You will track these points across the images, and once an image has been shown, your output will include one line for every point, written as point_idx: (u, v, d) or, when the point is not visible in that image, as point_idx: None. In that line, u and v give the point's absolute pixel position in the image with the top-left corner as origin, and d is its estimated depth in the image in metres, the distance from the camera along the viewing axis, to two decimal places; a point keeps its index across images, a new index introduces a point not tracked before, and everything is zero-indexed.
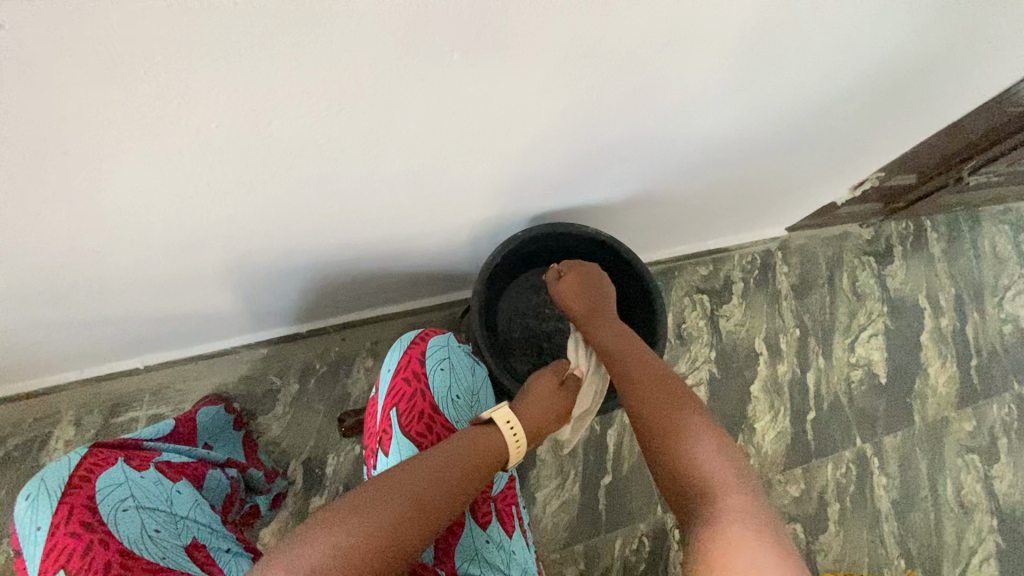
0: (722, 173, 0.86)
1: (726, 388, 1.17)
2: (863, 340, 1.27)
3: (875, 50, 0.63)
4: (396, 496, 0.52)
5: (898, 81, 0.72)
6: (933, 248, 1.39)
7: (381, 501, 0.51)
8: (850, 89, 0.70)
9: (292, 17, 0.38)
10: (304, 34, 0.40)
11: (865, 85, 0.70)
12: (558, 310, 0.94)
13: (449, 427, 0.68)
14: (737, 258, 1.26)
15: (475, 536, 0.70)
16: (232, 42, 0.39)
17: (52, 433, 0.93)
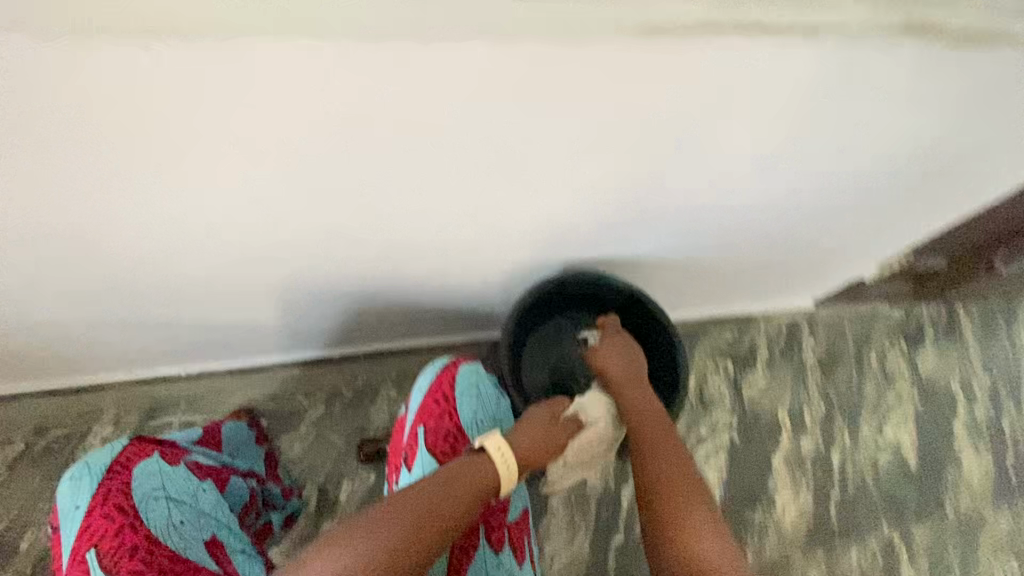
0: (751, 239, 0.89)
1: (746, 457, 1.15)
2: (891, 422, 1.24)
3: (903, 134, 0.66)
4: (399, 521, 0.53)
5: (927, 165, 0.75)
6: (967, 334, 1.37)
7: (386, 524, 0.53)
8: (879, 169, 0.74)
9: (377, 68, 0.44)
10: (385, 84, 0.46)
11: (894, 166, 0.74)
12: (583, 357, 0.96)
13: None
14: (763, 325, 1.26)
15: (487, 560, 0.70)
16: (324, 86, 0.45)
17: (91, 429, 0.97)
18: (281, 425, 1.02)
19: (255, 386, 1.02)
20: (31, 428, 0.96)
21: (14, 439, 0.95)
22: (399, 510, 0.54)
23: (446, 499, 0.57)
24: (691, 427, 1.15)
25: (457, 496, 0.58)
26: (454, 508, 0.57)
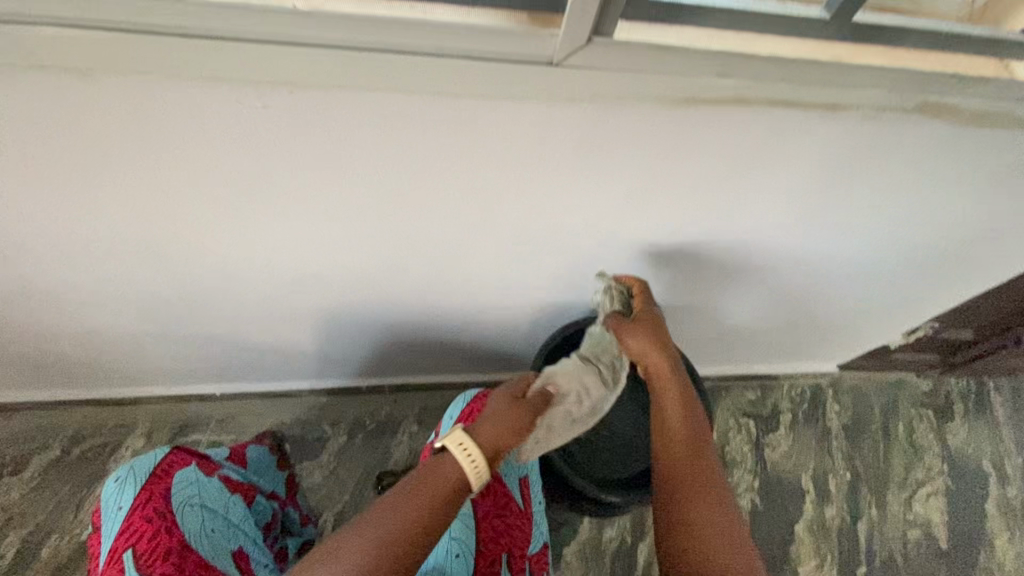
0: (776, 298, 0.92)
1: (769, 523, 1.12)
2: (920, 497, 1.20)
3: (925, 206, 0.70)
4: (357, 549, 0.51)
5: (950, 237, 0.78)
6: (998, 411, 1.34)
7: (346, 552, 0.51)
8: (902, 238, 0.77)
9: (449, 127, 0.50)
10: (452, 138, 0.51)
11: (917, 237, 0.77)
12: None
13: (496, 477, 0.74)
14: (786, 388, 1.26)
15: None
16: (397, 139, 0.50)
17: (123, 441, 1.01)
18: (304, 453, 1.04)
19: (284, 411, 1.05)
20: (68, 436, 0.99)
21: (50, 445, 0.99)
22: (367, 527, 0.53)
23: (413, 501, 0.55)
24: None
25: (428, 493, 0.56)
26: (427, 506, 0.55)
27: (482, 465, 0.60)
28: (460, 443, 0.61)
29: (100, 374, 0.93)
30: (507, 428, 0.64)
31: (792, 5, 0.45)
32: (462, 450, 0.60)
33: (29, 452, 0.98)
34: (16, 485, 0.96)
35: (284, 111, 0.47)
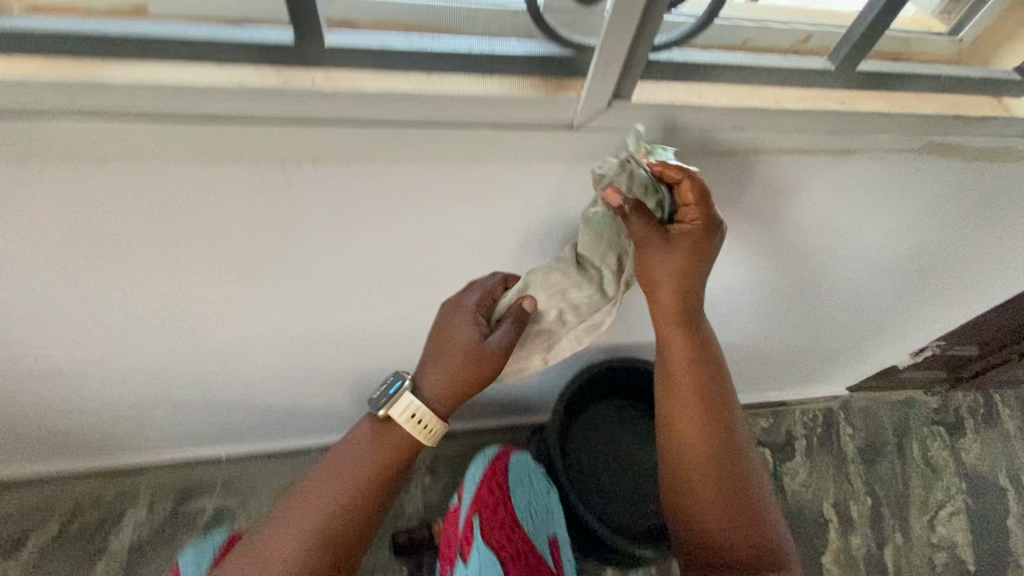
0: (786, 328, 0.92)
1: (795, 557, 1.09)
2: (944, 519, 1.18)
3: (930, 235, 0.71)
4: (317, 510, 0.57)
5: (954, 262, 0.80)
6: (1009, 424, 1.34)
7: (307, 514, 0.56)
8: (908, 266, 0.78)
9: (468, 183, 0.50)
10: (472, 197, 0.51)
11: (922, 263, 0.78)
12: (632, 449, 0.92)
13: (524, 539, 0.73)
14: (797, 413, 1.25)
15: None
16: (418, 200, 0.50)
17: (125, 513, 0.96)
18: None
19: (293, 471, 1.02)
20: (67, 511, 0.95)
21: (48, 522, 0.94)
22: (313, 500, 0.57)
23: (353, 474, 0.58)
24: None
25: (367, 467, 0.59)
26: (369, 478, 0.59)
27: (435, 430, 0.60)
28: (409, 409, 0.58)
29: (102, 443, 0.90)
30: (460, 381, 0.58)
31: (797, 58, 0.47)
32: (409, 420, 0.59)
33: (26, 531, 0.94)
34: (11, 567, 0.91)
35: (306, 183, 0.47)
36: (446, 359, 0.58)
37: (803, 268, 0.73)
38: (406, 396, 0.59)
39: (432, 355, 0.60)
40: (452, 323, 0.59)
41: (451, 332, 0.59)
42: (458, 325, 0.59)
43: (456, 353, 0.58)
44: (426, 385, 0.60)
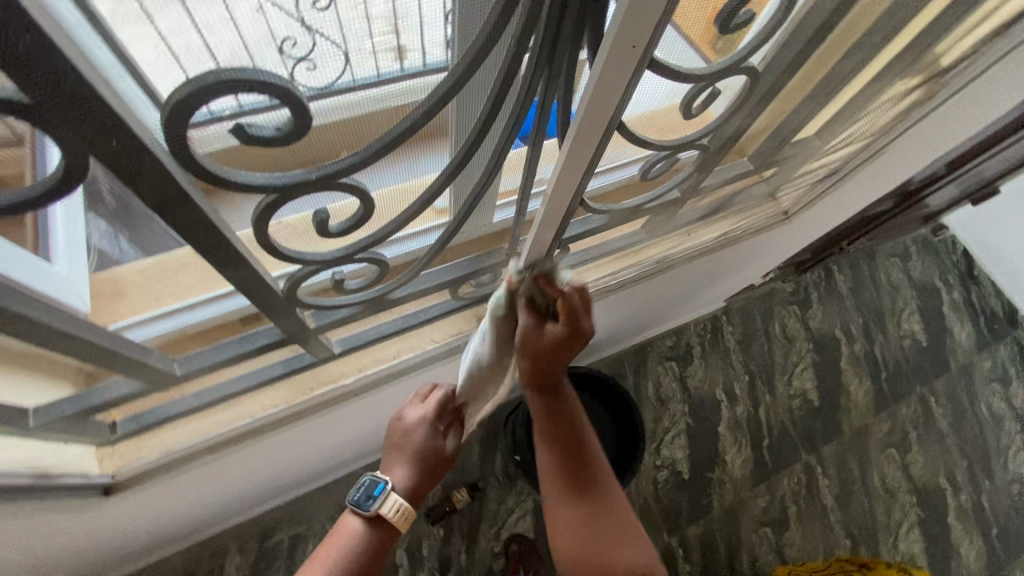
0: (673, 306, 1.23)
1: (701, 432, 1.54)
2: (797, 374, 1.66)
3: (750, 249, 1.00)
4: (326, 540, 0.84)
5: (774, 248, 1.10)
6: (841, 289, 1.80)
7: None
8: (743, 266, 1.08)
9: (417, 217, 0.51)
10: (444, 243, 0.57)
11: (754, 260, 1.08)
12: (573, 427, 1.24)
13: None
14: (693, 327, 1.64)
15: None
16: (396, 254, 0.55)
17: (222, 563, 1.22)
18: None
19: (336, 491, 1.29)
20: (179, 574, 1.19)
21: None
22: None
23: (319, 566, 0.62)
24: (656, 423, 1.53)
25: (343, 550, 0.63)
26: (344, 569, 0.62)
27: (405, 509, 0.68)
28: (394, 506, 0.68)
29: (184, 533, 1.11)
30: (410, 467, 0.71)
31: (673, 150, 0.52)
32: (398, 516, 0.67)
33: None
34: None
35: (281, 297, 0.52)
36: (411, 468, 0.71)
37: (670, 294, 1.00)
38: (391, 495, 0.68)
39: (397, 457, 0.72)
40: (407, 435, 0.72)
41: (409, 442, 0.72)
42: (416, 434, 0.73)
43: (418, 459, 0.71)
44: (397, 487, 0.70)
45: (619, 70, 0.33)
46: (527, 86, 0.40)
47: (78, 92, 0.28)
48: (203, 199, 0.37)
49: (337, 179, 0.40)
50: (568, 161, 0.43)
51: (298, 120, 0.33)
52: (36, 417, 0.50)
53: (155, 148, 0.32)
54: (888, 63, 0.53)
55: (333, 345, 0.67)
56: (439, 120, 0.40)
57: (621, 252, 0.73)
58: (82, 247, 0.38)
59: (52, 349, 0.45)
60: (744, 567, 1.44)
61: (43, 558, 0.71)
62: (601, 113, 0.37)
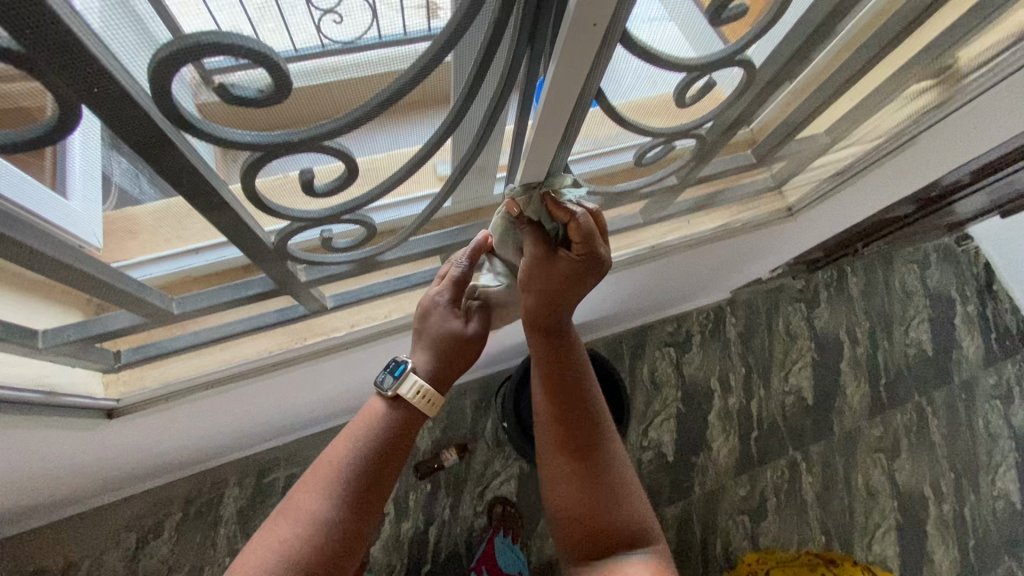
0: (670, 294, 1.24)
1: (690, 419, 1.57)
2: (795, 372, 1.67)
3: (755, 246, 1.00)
4: None
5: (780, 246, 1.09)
6: (852, 291, 1.77)
7: None
8: (748, 259, 1.08)
9: (409, 184, 0.53)
10: (434, 211, 0.59)
11: (760, 254, 1.07)
12: None
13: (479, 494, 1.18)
14: (695, 315, 1.64)
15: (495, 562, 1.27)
16: (387, 216, 0.57)
17: (222, 492, 1.30)
18: None
19: (331, 438, 1.35)
20: (182, 499, 1.27)
21: (171, 511, 1.26)
22: (289, 513, 0.58)
23: (341, 447, 0.62)
24: (647, 406, 1.55)
25: (364, 430, 0.63)
26: (369, 450, 0.62)
27: (427, 395, 0.64)
28: (414, 387, 0.64)
29: (185, 463, 1.18)
30: (430, 347, 0.67)
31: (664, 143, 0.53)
32: (417, 397, 0.64)
33: (154, 524, 1.25)
34: (157, 547, 1.24)
35: (274, 252, 0.55)
36: (430, 355, 0.67)
37: (668, 279, 1.01)
38: (409, 378, 0.65)
39: (418, 340, 0.69)
40: (424, 319, 0.68)
41: (427, 327, 0.68)
42: (434, 316, 0.67)
43: (436, 347, 0.67)
44: (417, 368, 0.67)
45: (575, 58, 0.32)
46: (509, 62, 0.41)
47: (74, 53, 0.29)
48: (191, 149, 0.39)
49: (320, 143, 0.42)
50: (535, 149, 0.42)
51: (280, 77, 0.35)
52: (44, 340, 0.54)
53: (124, 80, 0.32)
54: (899, 64, 0.52)
55: (326, 300, 0.70)
56: (422, 95, 0.41)
57: (614, 233, 0.74)
58: (100, 179, 0.41)
59: (57, 279, 0.48)
60: (717, 551, 1.48)
61: (51, 470, 0.76)
62: (570, 88, 0.35)
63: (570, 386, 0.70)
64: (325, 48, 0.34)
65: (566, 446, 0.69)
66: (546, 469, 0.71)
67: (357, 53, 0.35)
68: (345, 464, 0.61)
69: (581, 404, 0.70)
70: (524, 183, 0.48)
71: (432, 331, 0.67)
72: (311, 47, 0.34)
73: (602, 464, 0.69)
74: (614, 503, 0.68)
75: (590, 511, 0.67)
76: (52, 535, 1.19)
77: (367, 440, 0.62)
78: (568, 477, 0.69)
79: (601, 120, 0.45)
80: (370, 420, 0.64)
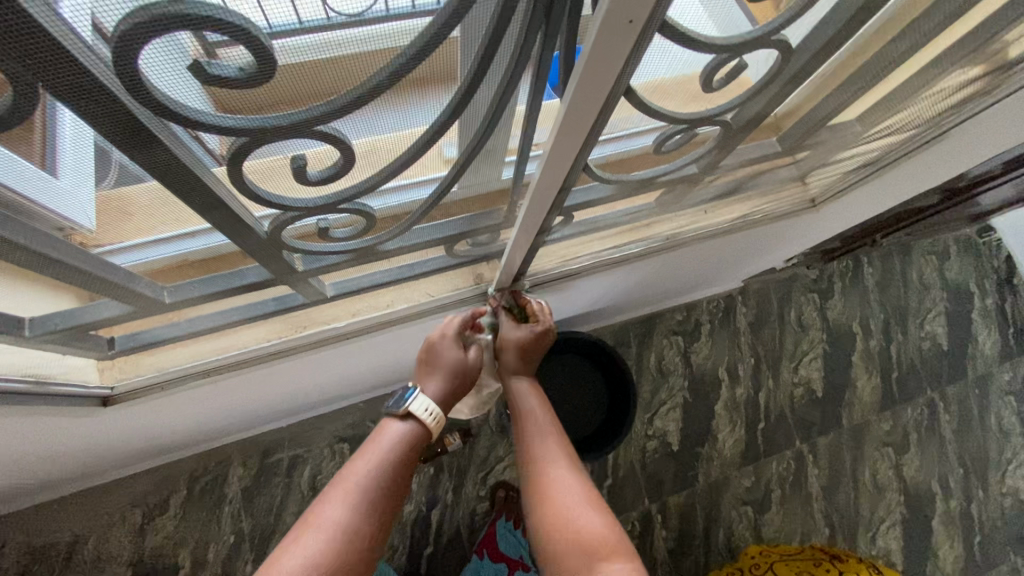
0: (682, 283, 1.20)
1: (696, 408, 1.55)
2: (805, 363, 1.63)
3: (774, 238, 0.96)
4: None
5: (799, 237, 1.05)
6: (867, 282, 1.72)
7: None
8: (764, 249, 1.04)
9: (415, 169, 0.50)
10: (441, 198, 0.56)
11: (777, 245, 1.03)
12: (570, 388, 1.24)
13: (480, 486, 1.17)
14: (705, 304, 1.61)
15: (490, 547, 1.27)
16: (388, 201, 0.53)
17: (226, 471, 1.30)
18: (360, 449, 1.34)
19: (334, 420, 1.35)
20: (186, 477, 1.28)
21: (175, 488, 1.27)
22: (311, 522, 0.57)
23: (365, 461, 0.63)
24: (653, 394, 1.53)
25: (383, 446, 0.65)
26: (389, 466, 0.63)
27: (440, 416, 0.69)
28: (426, 409, 0.69)
29: (188, 443, 1.18)
30: (441, 370, 0.73)
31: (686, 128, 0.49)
32: (431, 417, 0.68)
33: (159, 501, 1.26)
34: (162, 523, 1.25)
35: (267, 240, 0.52)
36: (445, 379, 0.73)
37: (681, 269, 0.97)
38: (421, 398, 0.69)
39: (427, 368, 0.73)
40: (431, 351, 0.75)
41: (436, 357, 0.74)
42: (443, 348, 0.74)
43: (451, 371, 0.73)
44: (426, 390, 0.71)
45: (610, 50, 0.30)
46: (522, 39, 0.37)
47: (20, 24, 0.26)
48: (172, 133, 0.36)
49: (311, 127, 0.38)
50: (562, 137, 0.40)
51: (263, 61, 0.32)
52: (30, 329, 0.52)
53: (83, 60, 0.29)
54: (949, 50, 0.47)
55: (326, 288, 0.67)
56: (421, 79, 0.38)
57: (626, 223, 0.70)
58: (93, 155, 0.37)
59: (40, 269, 0.46)
60: (720, 541, 1.47)
61: (49, 453, 0.76)
62: (603, 80, 0.33)
63: (536, 418, 0.77)
64: (331, 22, 0.31)
65: (539, 465, 0.72)
66: (534, 486, 0.70)
67: (362, 25, 0.32)
68: (367, 476, 0.61)
69: (548, 430, 0.75)
70: (548, 172, 0.46)
71: (444, 356, 0.74)
72: (316, 19, 0.30)
73: (574, 478, 0.69)
74: (586, 509, 0.64)
75: (564, 516, 0.64)
76: (58, 511, 1.20)
77: (389, 454, 0.64)
78: (542, 491, 0.68)
79: (624, 105, 0.42)
80: (390, 437, 0.66)
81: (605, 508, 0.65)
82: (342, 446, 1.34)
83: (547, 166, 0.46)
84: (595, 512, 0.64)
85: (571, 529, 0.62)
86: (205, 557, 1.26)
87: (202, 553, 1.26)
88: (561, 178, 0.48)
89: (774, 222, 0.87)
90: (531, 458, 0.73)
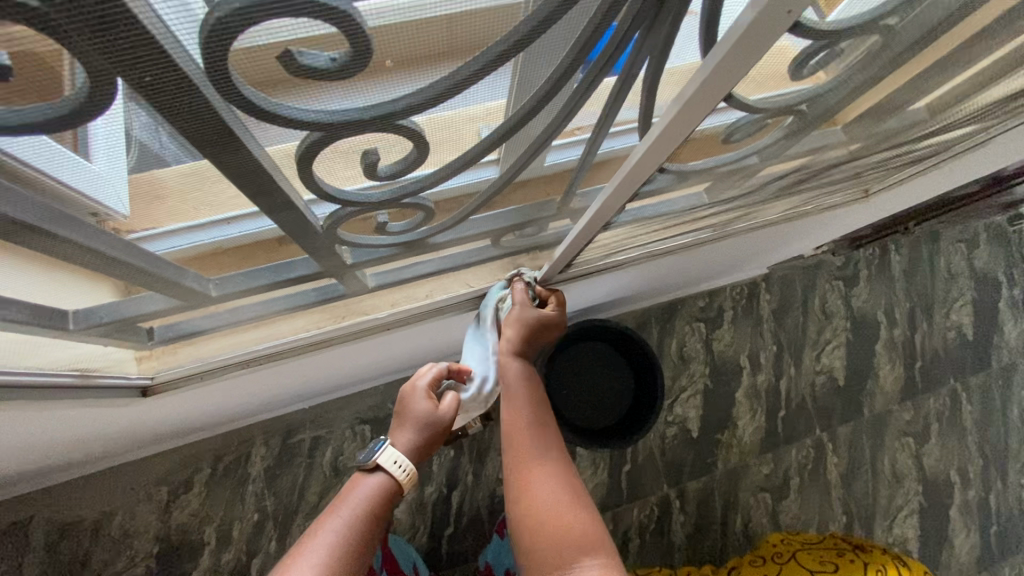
0: (712, 270, 1.18)
1: (717, 396, 1.54)
2: (827, 351, 1.61)
3: (815, 226, 0.93)
4: None
5: (839, 225, 1.02)
6: (894, 270, 1.68)
7: None
8: (802, 237, 1.01)
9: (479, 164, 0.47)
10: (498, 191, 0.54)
11: (816, 233, 1.00)
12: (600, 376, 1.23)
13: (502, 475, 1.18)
14: (728, 291, 1.58)
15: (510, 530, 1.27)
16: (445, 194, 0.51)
17: (250, 451, 1.31)
18: (381, 431, 1.34)
19: (355, 402, 1.35)
20: (210, 456, 1.29)
21: (199, 467, 1.28)
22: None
23: (333, 518, 0.62)
24: (674, 380, 1.52)
25: (353, 503, 0.64)
26: (358, 523, 0.62)
27: (411, 471, 0.69)
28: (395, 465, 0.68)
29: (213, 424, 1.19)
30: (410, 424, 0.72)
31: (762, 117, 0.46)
32: (402, 473, 0.68)
33: (183, 479, 1.27)
34: (187, 501, 1.27)
35: (321, 233, 0.50)
36: (413, 431, 0.71)
37: (718, 257, 0.95)
38: (389, 450, 0.69)
39: (400, 424, 0.73)
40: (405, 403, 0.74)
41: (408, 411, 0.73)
42: (414, 402, 0.74)
43: (420, 423, 0.72)
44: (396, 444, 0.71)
45: (755, 44, 0.28)
46: (618, 40, 0.35)
47: (115, 17, 0.23)
48: (253, 132, 0.34)
49: (396, 121, 0.36)
50: (668, 129, 0.39)
51: (360, 46, 0.28)
52: (75, 321, 0.51)
53: (174, 52, 0.26)
54: None
55: (368, 279, 0.65)
56: (502, 75, 0.35)
57: (676, 214, 0.68)
58: (123, 140, 0.32)
59: (87, 262, 0.44)
60: (737, 527, 1.48)
61: (84, 436, 0.76)
62: (735, 73, 0.31)
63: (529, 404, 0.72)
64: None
65: (525, 453, 0.69)
66: (516, 474, 0.68)
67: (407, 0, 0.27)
68: (337, 531, 0.60)
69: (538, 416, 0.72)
70: (641, 165, 0.45)
71: (414, 408, 0.73)
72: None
73: (561, 470, 0.67)
74: (573, 504, 0.63)
75: (549, 508, 0.63)
76: (85, 487, 1.21)
77: (358, 508, 0.63)
78: (527, 480, 0.66)
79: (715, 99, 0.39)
80: (357, 494, 0.65)
81: (591, 503, 0.65)
82: (364, 427, 1.34)
83: (642, 159, 0.44)
84: (581, 508, 0.63)
85: (557, 523, 0.61)
86: (231, 533, 1.28)
87: (228, 529, 1.28)
88: (648, 168, 0.46)
89: (818, 212, 0.84)
90: (518, 446, 0.69)
